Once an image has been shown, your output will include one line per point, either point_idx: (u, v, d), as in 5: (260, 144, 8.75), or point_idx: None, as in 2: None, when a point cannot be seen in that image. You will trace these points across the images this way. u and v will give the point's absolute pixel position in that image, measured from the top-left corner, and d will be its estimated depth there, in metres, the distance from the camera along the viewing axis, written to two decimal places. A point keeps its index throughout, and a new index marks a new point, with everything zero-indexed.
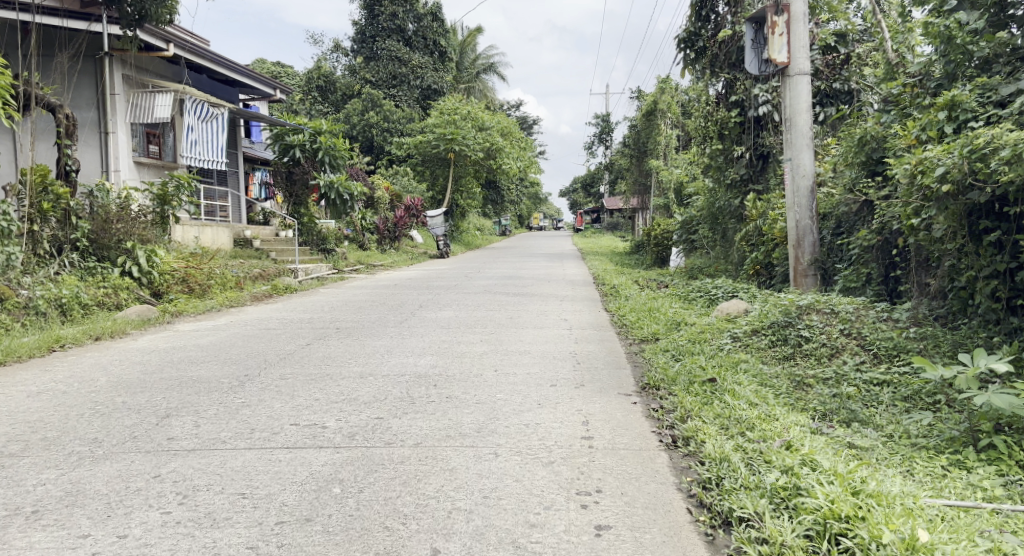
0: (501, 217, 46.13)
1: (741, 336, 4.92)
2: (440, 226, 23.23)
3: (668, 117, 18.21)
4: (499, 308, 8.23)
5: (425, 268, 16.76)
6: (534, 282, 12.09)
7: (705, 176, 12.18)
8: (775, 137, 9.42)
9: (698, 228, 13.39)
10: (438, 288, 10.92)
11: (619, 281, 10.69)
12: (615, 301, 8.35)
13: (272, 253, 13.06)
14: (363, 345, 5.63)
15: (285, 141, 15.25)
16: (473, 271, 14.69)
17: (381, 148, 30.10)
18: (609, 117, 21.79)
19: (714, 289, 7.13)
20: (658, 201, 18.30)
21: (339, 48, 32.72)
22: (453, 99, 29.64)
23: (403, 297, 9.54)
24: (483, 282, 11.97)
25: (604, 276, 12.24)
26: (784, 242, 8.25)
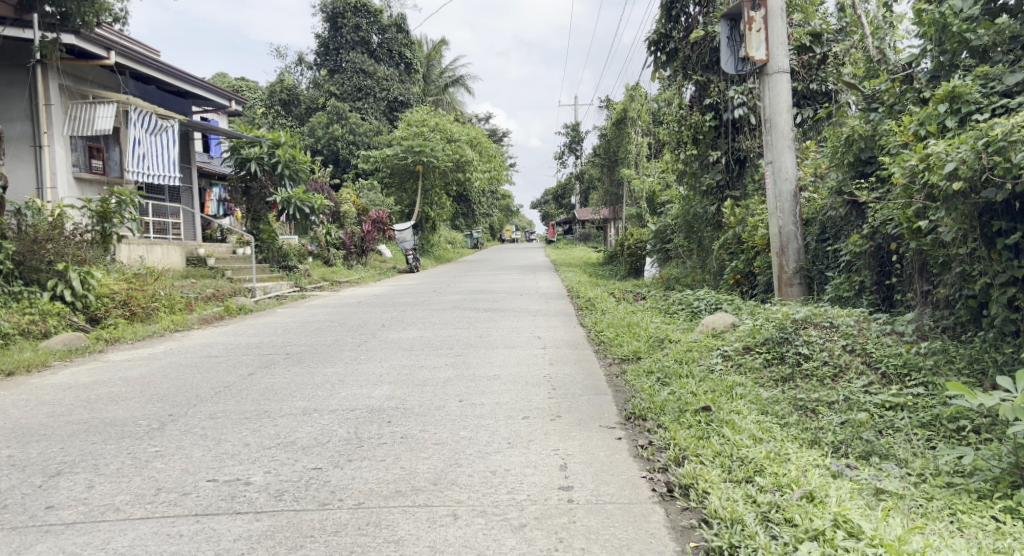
0: (472, 231, 45.60)
1: (733, 354, 4.46)
2: (408, 240, 22.60)
3: (638, 125, 17.91)
4: (467, 326, 7.69)
5: (393, 283, 16.16)
6: (506, 296, 11.57)
7: (679, 184, 11.83)
8: (752, 141, 9.06)
9: (672, 237, 13.03)
10: (404, 305, 10.33)
11: (593, 294, 10.22)
12: (590, 316, 7.86)
13: (228, 272, 12.40)
14: (312, 373, 5.05)
15: (242, 154, 14.58)
16: (442, 286, 14.14)
17: (347, 161, 29.45)
18: (579, 127, 21.46)
19: (696, 301, 6.68)
20: (630, 210, 17.96)
21: (302, 61, 32.09)
22: (421, 111, 29.16)
23: (366, 316, 8.95)
24: (451, 298, 11.41)
25: (578, 288, 11.75)
26: (766, 250, 7.86)
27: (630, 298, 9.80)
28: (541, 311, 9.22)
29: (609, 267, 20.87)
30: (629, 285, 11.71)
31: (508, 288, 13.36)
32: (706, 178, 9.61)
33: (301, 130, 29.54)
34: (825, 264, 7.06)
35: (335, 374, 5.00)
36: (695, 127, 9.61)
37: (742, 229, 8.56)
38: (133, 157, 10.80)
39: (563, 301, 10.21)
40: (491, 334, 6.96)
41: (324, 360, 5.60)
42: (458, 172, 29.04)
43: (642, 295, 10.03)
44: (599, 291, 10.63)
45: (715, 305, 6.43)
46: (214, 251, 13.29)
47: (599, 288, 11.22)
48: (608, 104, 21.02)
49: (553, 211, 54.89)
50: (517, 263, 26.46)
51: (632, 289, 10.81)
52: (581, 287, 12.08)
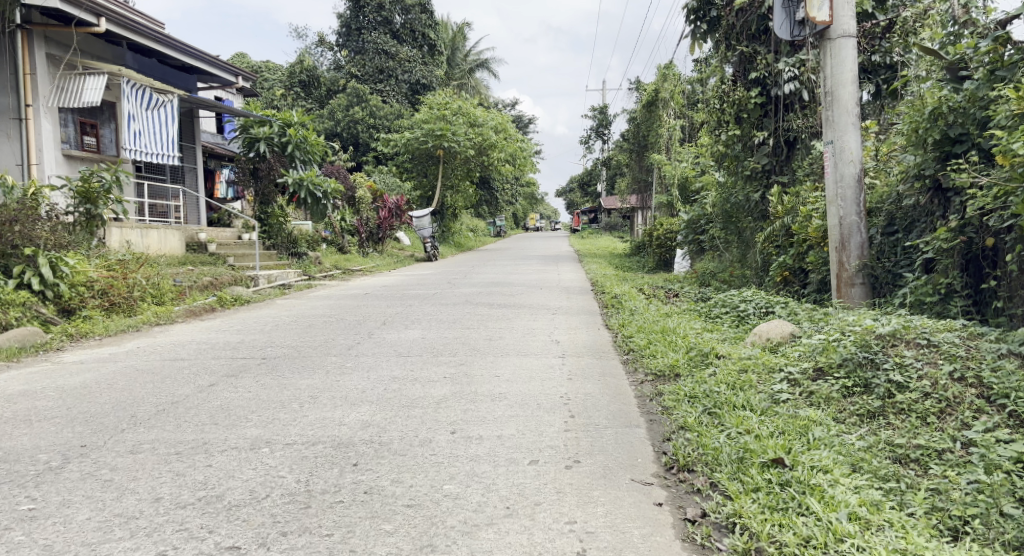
0: (495, 218, 44.75)
1: (799, 378, 3.51)
2: (427, 227, 21.81)
3: (671, 107, 16.84)
4: (478, 326, 6.82)
5: (408, 272, 15.37)
6: (524, 290, 10.68)
7: (716, 169, 10.82)
8: (804, 120, 8.02)
9: (707, 228, 12.02)
10: (412, 299, 9.49)
11: (620, 289, 9.28)
12: (617, 317, 6.94)
13: (230, 259, 11.71)
14: (283, 386, 4.22)
15: (250, 134, 13.80)
16: (458, 277, 13.32)
17: (367, 145, 28.68)
18: (607, 110, 20.40)
19: (741, 303, 5.74)
20: (661, 198, 16.92)
21: (323, 41, 31.33)
22: (443, 93, 28.26)
23: (369, 311, 8.13)
24: (465, 291, 10.54)
25: (603, 282, 10.81)
26: (821, 244, 6.87)
27: (661, 294, 8.88)
28: (562, 309, 8.33)
29: (637, 258, 19.88)
30: (659, 279, 10.74)
31: (528, 280, 12.47)
32: (748, 163, 8.60)
33: (321, 113, 28.84)
34: (893, 262, 6.05)
35: (310, 388, 4.18)
36: (737, 105, 8.59)
37: (791, 221, 7.57)
38: (129, 135, 9.97)
39: (585, 297, 9.31)
40: (503, 337, 6.08)
41: (304, 368, 4.78)
42: (481, 158, 28.16)
43: (675, 291, 9.09)
44: (626, 285, 9.70)
45: (764, 310, 5.49)
46: (217, 235, 12.60)
47: (626, 282, 10.28)
48: (639, 85, 19.92)
49: (579, 199, 53.78)
50: (540, 252, 25.60)
51: (662, 284, 9.87)
52: (606, 280, 11.14)
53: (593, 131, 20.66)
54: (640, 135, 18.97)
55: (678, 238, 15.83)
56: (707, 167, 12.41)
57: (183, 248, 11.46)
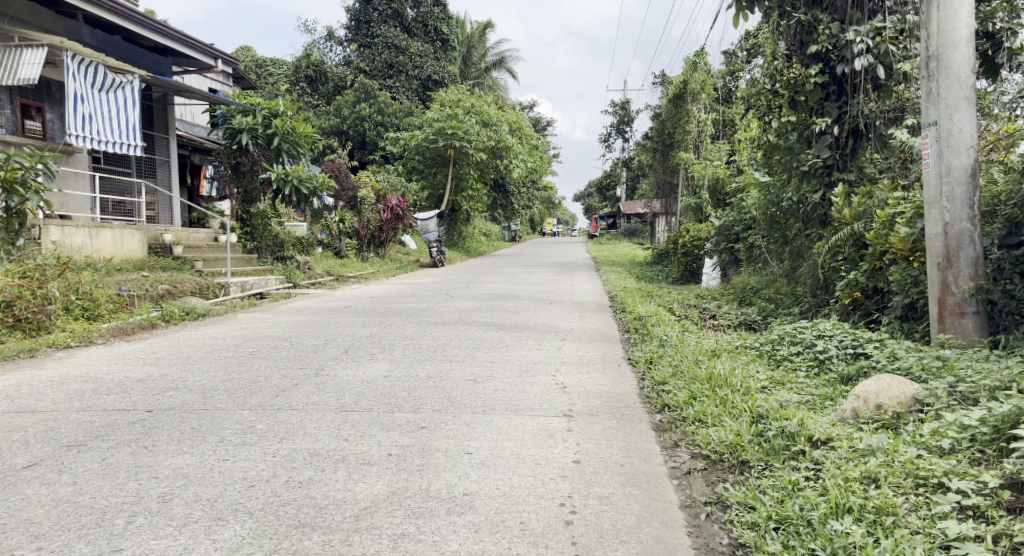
0: (510, 223, 43.38)
1: (984, 509, 2.10)
2: (433, 231, 20.48)
3: (700, 101, 15.32)
4: (465, 359, 5.34)
5: (408, 280, 14.00)
6: (532, 306, 9.19)
7: (758, 167, 9.32)
8: (878, 105, 6.47)
9: (744, 235, 10.52)
10: (398, 315, 8.04)
11: (645, 307, 7.76)
12: (644, 351, 5.45)
13: (199, 264, 10.40)
14: (135, 472, 2.73)
15: (230, 125, 12.40)
16: (460, 287, 11.93)
17: (374, 144, 27.35)
18: (628, 106, 18.86)
19: (812, 339, 4.21)
20: (688, 201, 15.40)
21: (332, 36, 30.13)
22: (456, 90, 26.88)
23: (340, 332, 6.67)
24: (462, 306, 9.07)
25: (623, 298, 9.28)
26: (907, 258, 5.32)
27: (696, 316, 7.36)
28: (574, 333, 6.83)
29: (659, 267, 18.37)
30: (688, 296, 9.20)
31: (539, 293, 10.97)
32: (804, 157, 7.05)
33: (327, 110, 27.61)
34: (1019, 285, 4.48)
35: (173, 476, 2.70)
36: (793, 85, 7.02)
37: (863, 229, 6.04)
38: (75, 118, 8.53)
39: (603, 317, 7.79)
40: (493, 379, 4.60)
41: (194, 431, 3.30)
42: (494, 158, 26.74)
43: (711, 313, 7.57)
44: (652, 302, 8.17)
45: (851, 352, 3.96)
46: (186, 237, 11.27)
47: (651, 298, 8.77)
48: (663, 80, 18.41)
49: (596, 204, 52.24)
50: (554, 259, 24.15)
51: (694, 302, 8.32)
52: (628, 295, 9.61)
53: (613, 128, 19.11)
54: (665, 133, 17.45)
55: (706, 246, 14.31)
56: (748, 164, 10.81)
57: (144, 250, 10.11)
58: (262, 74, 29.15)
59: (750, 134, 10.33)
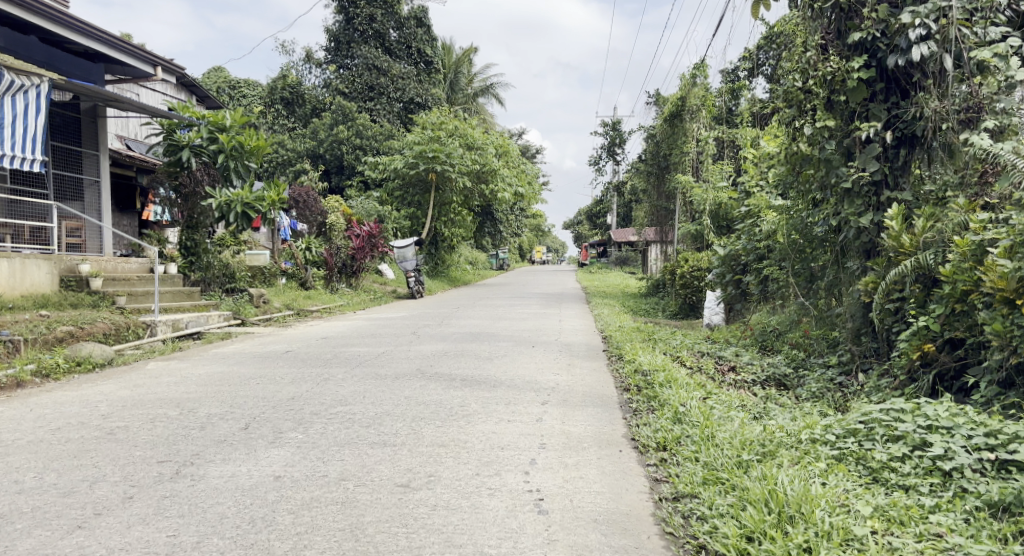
0: (497, 251, 42.03)
1: None
2: (410, 259, 19.08)
3: (699, 119, 14.12)
4: (406, 441, 3.86)
5: (377, 315, 12.52)
6: (510, 350, 7.72)
7: (782, 190, 8.05)
8: (943, 102, 5.04)
9: (760, 270, 9.20)
10: (344, 365, 6.57)
11: (646, 355, 6.33)
12: (654, 429, 4.01)
13: (121, 299, 8.89)
14: None
15: (170, 141, 11.23)
16: (434, 324, 10.52)
17: (352, 168, 25.99)
18: (620, 126, 17.60)
19: (919, 433, 3.02)
20: (686, 228, 14.09)
21: (311, 58, 29.07)
22: (439, 112, 25.70)
23: (256, 392, 5.17)
24: (428, 350, 7.64)
25: (618, 341, 7.85)
26: (1008, 306, 3.88)
27: (711, 369, 5.94)
28: (558, 392, 5.35)
29: (654, 298, 17.09)
30: (695, 338, 7.77)
31: (520, 333, 9.50)
32: (843, 171, 5.72)
33: (303, 132, 26.34)
34: None
35: None
36: (830, 83, 5.78)
37: (932, 261, 4.66)
38: None
39: (595, 368, 6.34)
40: (437, 487, 3.11)
41: None
42: (479, 183, 25.44)
43: (728, 364, 6.17)
44: (655, 348, 6.75)
45: (995, 461, 2.75)
46: (110, 267, 9.77)
47: (653, 341, 7.35)
48: (657, 98, 17.24)
49: (587, 233, 51.03)
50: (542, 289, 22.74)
51: (705, 347, 6.91)
52: (624, 337, 8.18)
53: (605, 150, 17.85)
54: (661, 154, 16.20)
55: (709, 278, 12.97)
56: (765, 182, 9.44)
57: (53, 284, 8.56)
58: (234, 95, 27.86)
59: (765, 150, 9.01)
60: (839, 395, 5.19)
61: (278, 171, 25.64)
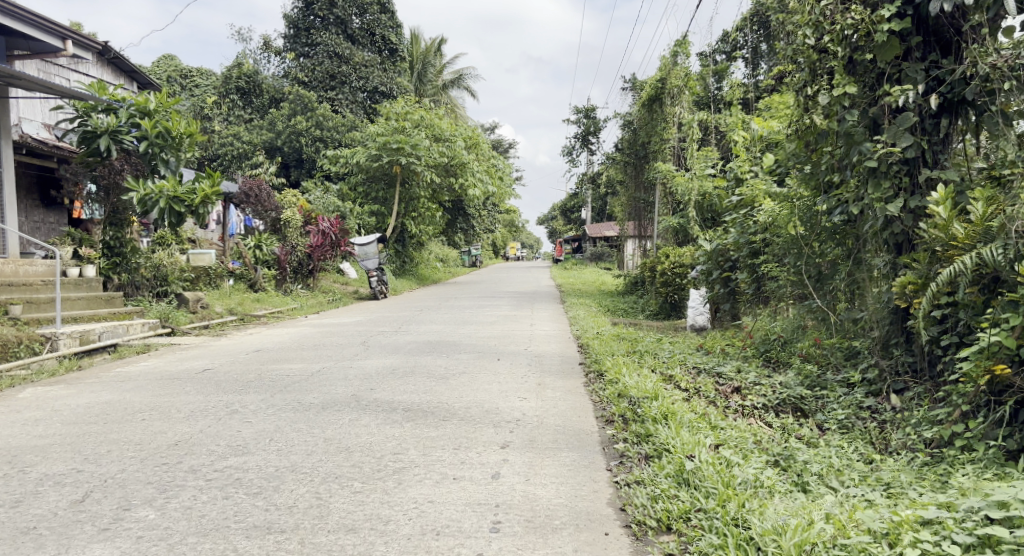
0: (470, 247, 40.80)
1: None
2: (373, 257, 17.87)
3: (680, 103, 13.12)
4: (303, 524, 2.73)
5: (331, 321, 11.30)
6: (471, 365, 6.61)
7: (787, 175, 7.09)
8: (1000, 56, 4.11)
9: (758, 266, 8.23)
10: (266, 389, 5.41)
11: (631, 375, 5.26)
12: (654, 493, 2.95)
13: (16, 307, 7.59)
14: None
15: (85, 127, 9.95)
16: (391, 332, 9.36)
17: (313, 162, 24.61)
18: (594, 113, 16.54)
19: None
20: (667, 221, 13.08)
21: (270, 46, 27.64)
22: (405, 102, 24.43)
23: (132, 435, 4.01)
24: (377, 366, 6.51)
25: (597, 352, 6.78)
26: None
27: (713, 393, 4.90)
28: (523, 426, 4.27)
29: (632, 297, 16.09)
30: (685, 348, 6.73)
31: (485, 342, 8.38)
32: (868, 146, 4.73)
33: (260, 124, 24.92)
34: None
35: None
36: (852, 38, 4.88)
37: (999, 258, 3.63)
38: None
39: (569, 390, 5.26)
40: None
41: None
42: (448, 176, 24.24)
43: (730, 384, 5.11)
44: (642, 363, 5.69)
45: None
46: (10, 272, 8.49)
47: (638, 353, 6.29)
48: (634, 84, 16.23)
49: (562, 227, 50.08)
50: (516, 287, 21.62)
51: (699, 360, 5.86)
52: (602, 347, 7.10)
53: (579, 138, 16.77)
54: (638, 142, 15.36)
55: (695, 274, 12.09)
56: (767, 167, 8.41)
57: None
58: (187, 85, 26.30)
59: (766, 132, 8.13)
60: (872, 427, 4.16)
61: (234, 165, 24.21)
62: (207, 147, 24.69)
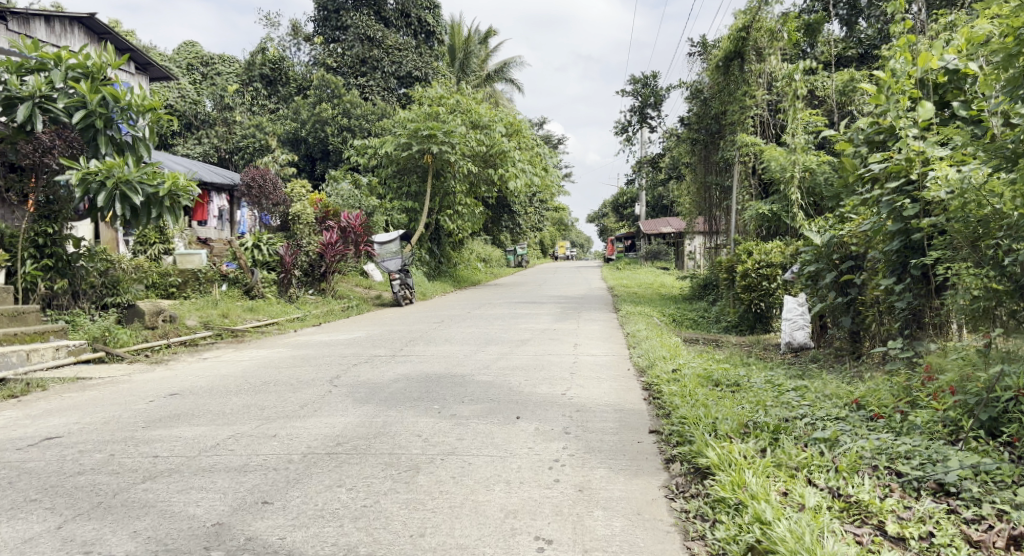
0: (515, 245, 38.24)
1: None
2: (395, 258, 15.47)
3: (772, 58, 10.31)
4: None
5: (323, 339, 8.91)
6: (470, 434, 4.06)
7: (1007, 115, 4.35)
8: None
9: (921, 265, 5.48)
10: (76, 501, 2.97)
11: (770, 490, 2.61)
12: None
13: None
14: None
15: (6, 91, 7.60)
16: (384, 362, 6.90)
17: (339, 153, 22.48)
18: (654, 82, 13.76)
19: None
20: (756, 209, 10.24)
21: (298, 31, 25.76)
22: (440, 85, 22.02)
23: None
24: (315, 435, 4.01)
25: (676, 411, 4.15)
26: None
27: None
28: None
29: (703, 304, 13.28)
30: (829, 407, 4.00)
31: (504, 379, 5.83)
32: None
33: (284, 113, 23.04)
34: None
35: None
36: None
37: None
38: None
39: (635, 525, 2.66)
40: None
41: None
42: (486, 167, 21.80)
43: (991, 520, 2.39)
44: (777, 450, 3.02)
45: None
46: None
47: (756, 417, 3.62)
48: (704, 46, 13.45)
49: (614, 225, 47.12)
50: (563, 291, 18.99)
51: (881, 442, 3.15)
52: (683, 397, 4.44)
53: (636, 113, 14.00)
54: (710, 115, 12.70)
55: (794, 274, 9.32)
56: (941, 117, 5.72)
57: None
58: (208, 73, 24.66)
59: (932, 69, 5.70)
60: None
61: (255, 158, 22.35)
62: (227, 138, 22.84)
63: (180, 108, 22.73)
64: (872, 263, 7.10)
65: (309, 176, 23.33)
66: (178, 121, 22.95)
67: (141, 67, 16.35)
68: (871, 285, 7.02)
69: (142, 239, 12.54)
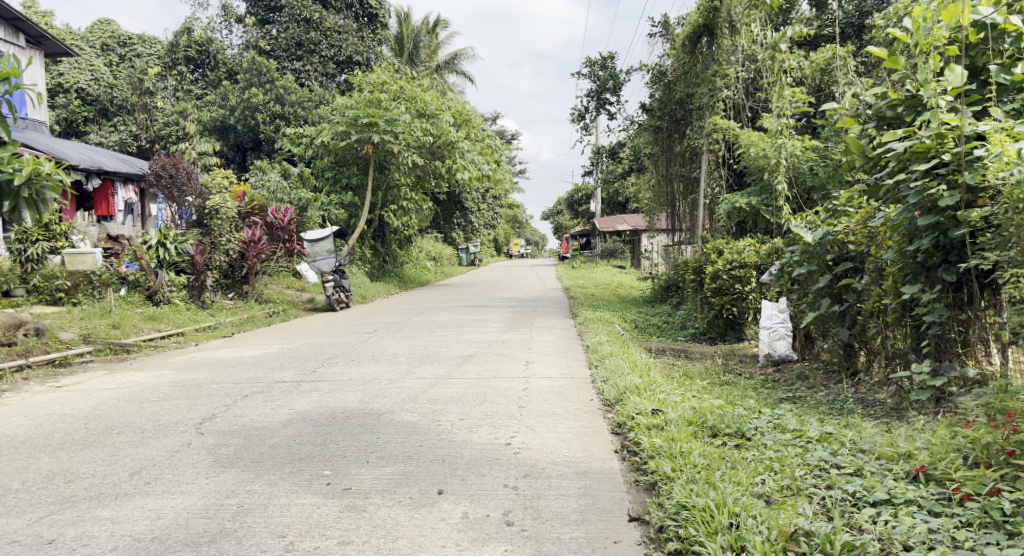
0: (467, 243, 36.85)
1: None
2: (327, 258, 13.94)
3: (745, 35, 9.17)
4: None
5: (226, 357, 7.41)
6: (360, 530, 2.70)
7: None
8: None
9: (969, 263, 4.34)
10: None
11: None
12: None
13: None
14: None
15: None
16: (285, 392, 5.47)
17: (272, 143, 20.71)
18: (613, 64, 12.52)
19: None
20: (728, 204, 9.12)
21: (229, 12, 23.80)
22: (383, 70, 20.43)
23: None
24: (114, 540, 2.57)
25: (669, 488, 2.88)
26: None
27: None
28: None
29: (666, 308, 12.16)
30: (891, 480, 2.78)
31: (430, 418, 4.48)
32: None
33: (211, 99, 21.16)
34: None
35: None
36: None
37: None
38: None
39: None
40: None
41: None
42: (433, 159, 20.38)
43: None
44: None
45: None
46: None
47: (801, 514, 2.39)
48: (667, 25, 12.28)
49: (568, 222, 46.23)
50: (515, 292, 17.71)
51: None
52: (676, 459, 3.18)
53: (592, 98, 12.76)
54: (674, 100, 11.57)
55: (775, 275, 8.23)
56: (975, 85, 4.69)
57: None
58: (126, 55, 22.55)
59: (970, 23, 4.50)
60: None
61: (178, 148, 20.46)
62: (148, 125, 20.85)
63: (93, 92, 20.62)
64: (876, 266, 6.00)
65: (240, 168, 21.52)
66: (92, 106, 20.84)
67: (33, 38, 14.36)
68: (877, 291, 5.91)
69: (21, 235, 10.70)
